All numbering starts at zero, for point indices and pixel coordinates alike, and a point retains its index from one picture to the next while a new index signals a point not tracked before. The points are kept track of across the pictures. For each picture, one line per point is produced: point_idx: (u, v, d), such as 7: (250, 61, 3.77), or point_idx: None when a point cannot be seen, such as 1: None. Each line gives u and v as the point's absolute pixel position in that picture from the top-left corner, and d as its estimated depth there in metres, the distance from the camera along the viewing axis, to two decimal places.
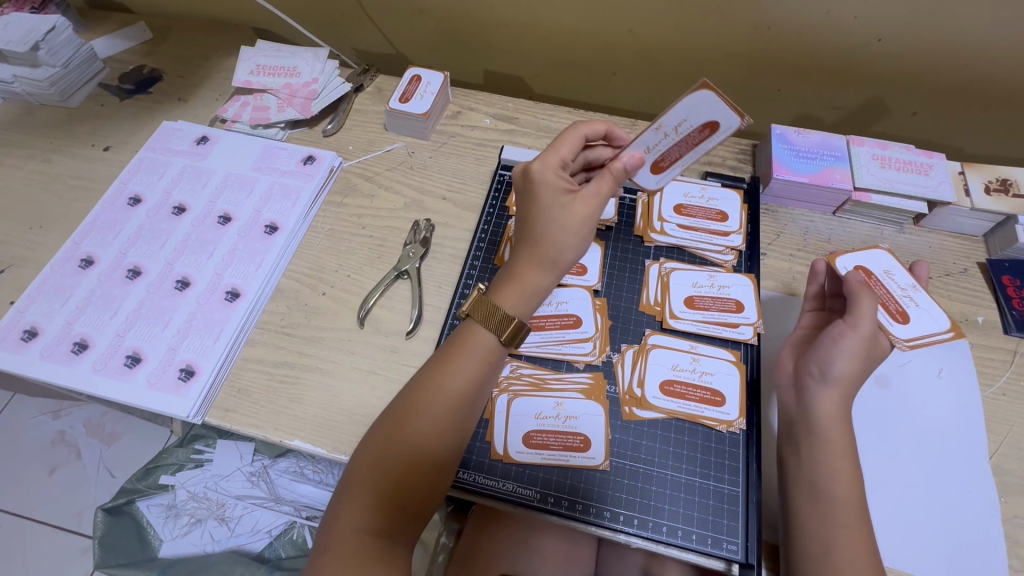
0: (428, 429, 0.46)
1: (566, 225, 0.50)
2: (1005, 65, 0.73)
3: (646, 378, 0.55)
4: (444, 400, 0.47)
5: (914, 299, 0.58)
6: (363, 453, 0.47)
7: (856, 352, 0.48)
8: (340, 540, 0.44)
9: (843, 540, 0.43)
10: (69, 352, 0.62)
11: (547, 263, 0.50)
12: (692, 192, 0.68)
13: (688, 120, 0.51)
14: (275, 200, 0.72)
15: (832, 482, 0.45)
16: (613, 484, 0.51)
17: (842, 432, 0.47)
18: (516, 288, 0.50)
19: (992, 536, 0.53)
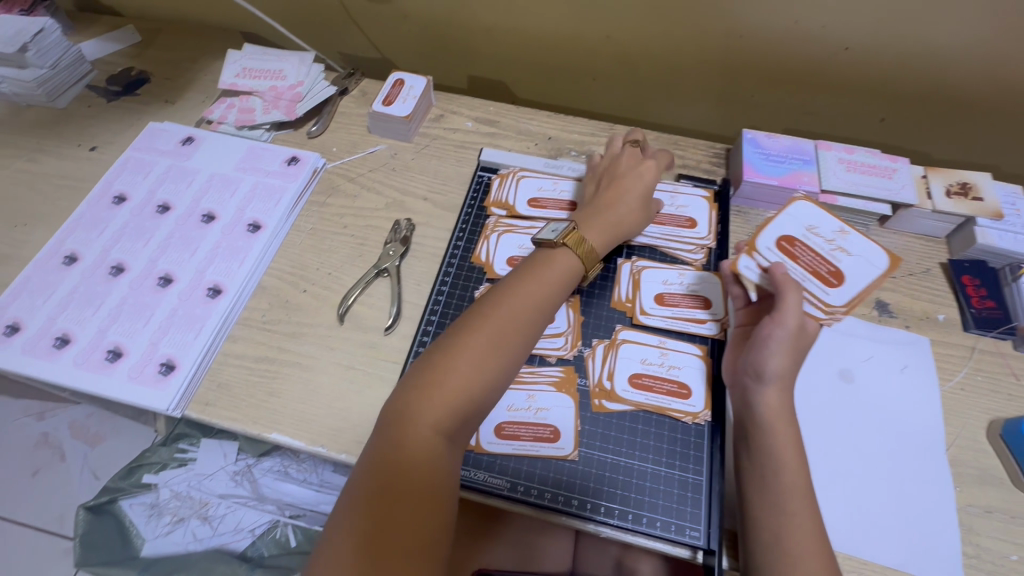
0: (479, 361, 0.49)
1: (642, 201, 0.63)
2: (965, 73, 0.76)
3: (615, 371, 0.57)
4: (495, 335, 0.51)
5: (844, 249, 0.53)
6: (410, 383, 0.48)
7: (785, 348, 0.50)
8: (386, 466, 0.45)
9: (793, 526, 0.45)
10: (51, 346, 0.63)
11: (616, 221, 0.61)
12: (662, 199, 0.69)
13: (688, 207, 0.69)
14: (258, 200, 0.74)
15: (784, 470, 0.47)
16: (581, 474, 0.53)
17: (786, 423, 0.49)
18: (607, 230, 0.60)
19: (947, 523, 0.55)
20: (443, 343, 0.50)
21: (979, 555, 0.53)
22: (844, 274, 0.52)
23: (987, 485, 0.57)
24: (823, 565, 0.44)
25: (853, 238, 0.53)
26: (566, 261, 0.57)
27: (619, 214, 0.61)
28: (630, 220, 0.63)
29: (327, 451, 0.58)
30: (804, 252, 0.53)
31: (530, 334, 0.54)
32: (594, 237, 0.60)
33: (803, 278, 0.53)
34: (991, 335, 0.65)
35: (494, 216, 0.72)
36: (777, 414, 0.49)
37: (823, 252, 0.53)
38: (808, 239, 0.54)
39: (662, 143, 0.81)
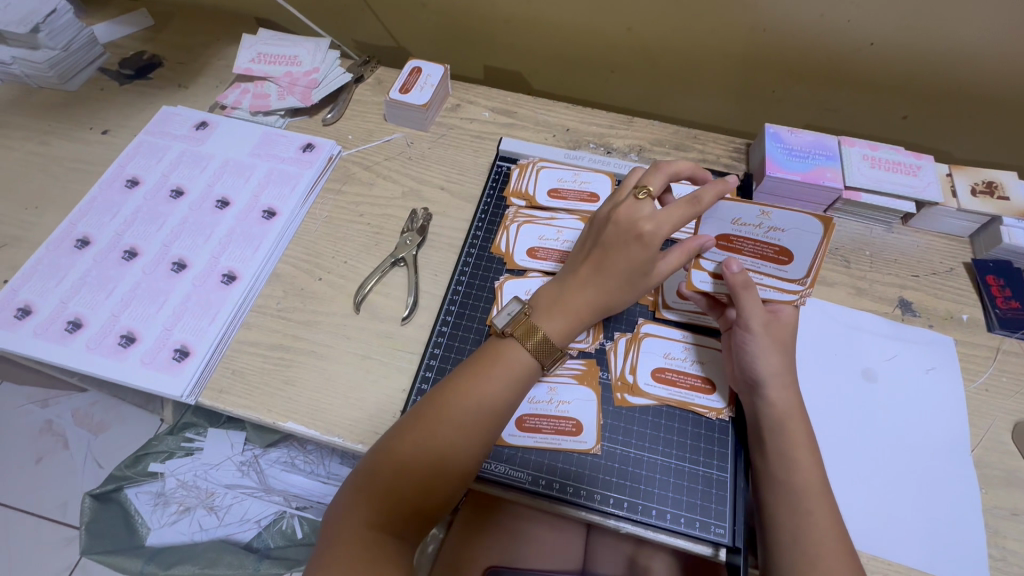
0: (455, 433, 0.47)
1: (631, 275, 0.52)
2: (992, 71, 0.75)
3: (638, 365, 0.56)
4: (472, 407, 0.48)
5: (776, 230, 0.49)
6: (384, 447, 0.47)
7: (766, 351, 0.50)
8: (344, 536, 0.44)
9: (813, 526, 0.44)
10: (63, 330, 0.62)
11: (596, 297, 0.53)
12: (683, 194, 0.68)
13: None
14: (273, 186, 0.73)
15: (805, 469, 0.46)
16: (604, 468, 0.52)
17: (797, 422, 0.48)
18: (565, 317, 0.52)
19: (972, 525, 0.54)
20: (419, 410, 0.48)
21: (1005, 557, 0.53)
22: (789, 250, 0.50)
23: (1013, 487, 0.56)
24: (848, 565, 0.43)
25: (780, 215, 0.48)
26: (517, 351, 0.51)
27: (595, 293, 0.52)
28: (616, 297, 0.53)
29: (343, 441, 0.57)
30: (743, 244, 0.51)
31: (508, 406, 0.49)
32: (552, 330, 0.52)
33: (755, 265, 0.52)
34: (1016, 335, 0.64)
35: (514, 207, 0.71)
36: (788, 413, 0.49)
37: (760, 238, 0.50)
38: (739, 231, 0.51)
39: (682, 137, 0.80)
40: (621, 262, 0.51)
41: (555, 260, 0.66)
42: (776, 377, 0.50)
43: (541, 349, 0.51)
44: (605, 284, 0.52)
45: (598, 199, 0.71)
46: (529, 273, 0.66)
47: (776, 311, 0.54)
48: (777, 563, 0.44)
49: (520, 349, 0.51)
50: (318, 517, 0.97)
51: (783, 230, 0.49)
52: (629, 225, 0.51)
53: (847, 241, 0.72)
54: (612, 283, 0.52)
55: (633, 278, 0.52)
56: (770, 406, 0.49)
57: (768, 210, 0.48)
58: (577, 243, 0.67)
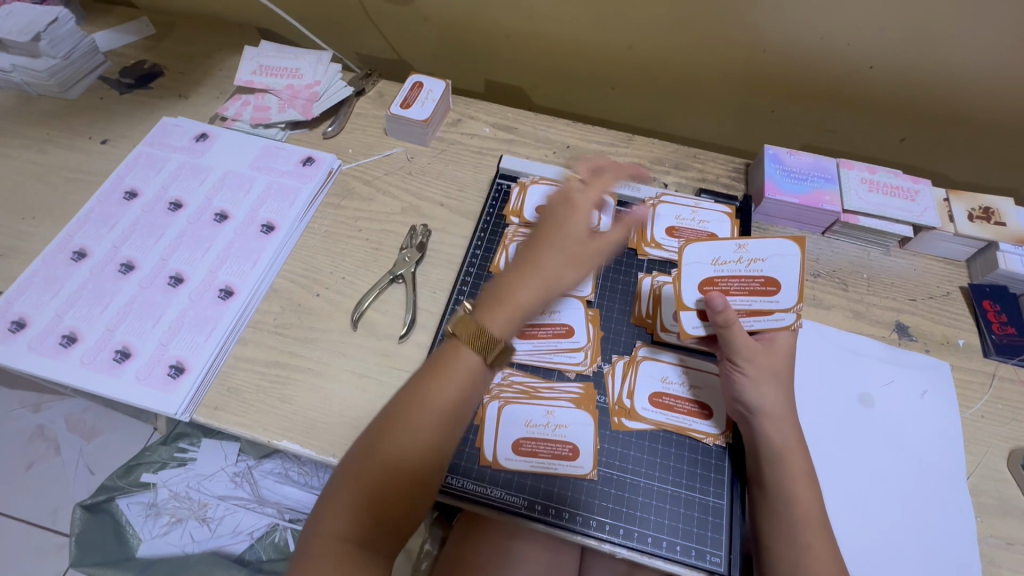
0: (431, 425, 0.47)
1: (571, 253, 0.51)
2: (989, 96, 0.76)
3: (635, 389, 0.56)
4: (436, 407, 0.47)
5: (756, 258, 0.51)
6: (364, 443, 0.47)
7: (759, 383, 0.50)
8: (321, 548, 0.43)
9: (810, 558, 0.45)
10: (57, 344, 0.61)
11: (542, 282, 0.50)
12: (682, 214, 0.68)
13: (709, 222, 0.68)
14: (272, 200, 0.73)
15: (798, 500, 0.47)
16: (600, 494, 0.52)
17: (797, 452, 0.49)
18: (506, 311, 0.48)
19: (967, 554, 0.54)
20: (397, 401, 0.48)
21: None
22: (774, 277, 0.51)
23: (1008, 516, 0.56)
24: None
25: (754, 245, 0.51)
26: (466, 351, 0.48)
27: (536, 274, 0.50)
28: (560, 280, 0.50)
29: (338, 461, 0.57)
30: (729, 283, 0.51)
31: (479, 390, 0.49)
32: (496, 324, 0.47)
33: (746, 302, 0.51)
34: (1012, 362, 0.65)
35: (513, 225, 0.71)
36: (785, 444, 0.49)
37: (743, 273, 0.51)
38: (721, 272, 0.51)
39: (682, 156, 0.81)
40: (561, 241, 0.51)
41: None
42: (772, 411, 0.50)
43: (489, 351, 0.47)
44: (550, 268, 0.50)
45: None
46: None
47: (772, 338, 0.53)
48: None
49: (468, 348, 0.48)
50: None
51: (764, 259, 0.50)
52: (564, 199, 0.54)
53: (846, 263, 0.72)
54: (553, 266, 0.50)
55: (575, 257, 0.51)
56: (769, 436, 0.49)
57: (744, 243, 0.51)
58: None
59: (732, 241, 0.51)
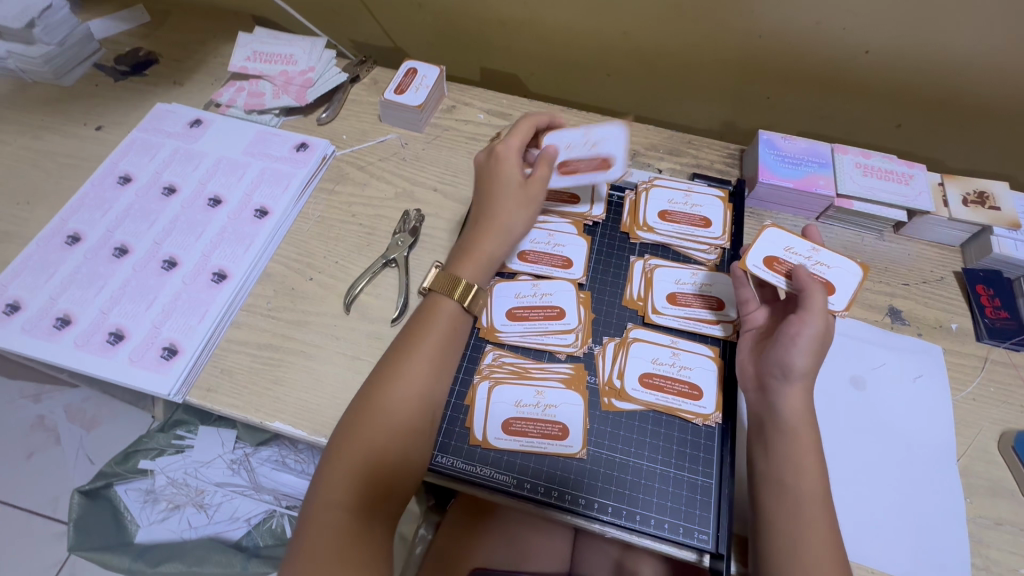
0: (419, 370, 0.51)
1: (515, 202, 0.59)
2: (985, 81, 0.75)
3: (626, 370, 0.56)
4: (421, 359, 0.52)
5: (822, 263, 0.58)
6: (357, 401, 0.50)
7: (812, 346, 0.49)
8: (319, 518, 0.45)
9: (811, 532, 0.44)
10: (52, 327, 0.61)
11: (496, 232, 0.59)
12: (674, 198, 0.68)
13: (702, 207, 0.67)
14: (266, 186, 0.73)
15: (786, 479, 0.47)
16: (589, 472, 0.52)
17: (810, 425, 0.48)
18: (472, 262, 0.57)
19: (956, 535, 0.54)
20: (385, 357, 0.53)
21: (988, 567, 0.53)
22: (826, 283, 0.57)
23: (998, 496, 0.56)
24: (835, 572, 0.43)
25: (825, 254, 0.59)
26: (442, 302, 0.55)
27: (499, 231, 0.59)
28: (512, 226, 0.59)
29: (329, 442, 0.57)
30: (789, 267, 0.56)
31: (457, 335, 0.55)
32: (467, 273, 0.57)
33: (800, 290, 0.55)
34: (1005, 346, 0.65)
35: None
36: (790, 420, 0.48)
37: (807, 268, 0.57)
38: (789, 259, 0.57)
39: (676, 142, 0.80)
40: (501, 192, 0.59)
41: (547, 264, 0.63)
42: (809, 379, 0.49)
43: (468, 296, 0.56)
44: (499, 216, 0.59)
45: (579, 199, 0.68)
46: (519, 276, 0.63)
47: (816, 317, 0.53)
48: (773, 567, 0.44)
49: (445, 299, 0.55)
50: None
51: (826, 265, 0.57)
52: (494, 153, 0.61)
53: (840, 248, 0.72)
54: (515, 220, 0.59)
55: (519, 203, 0.59)
56: (788, 405, 0.48)
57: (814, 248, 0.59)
58: (567, 247, 0.65)
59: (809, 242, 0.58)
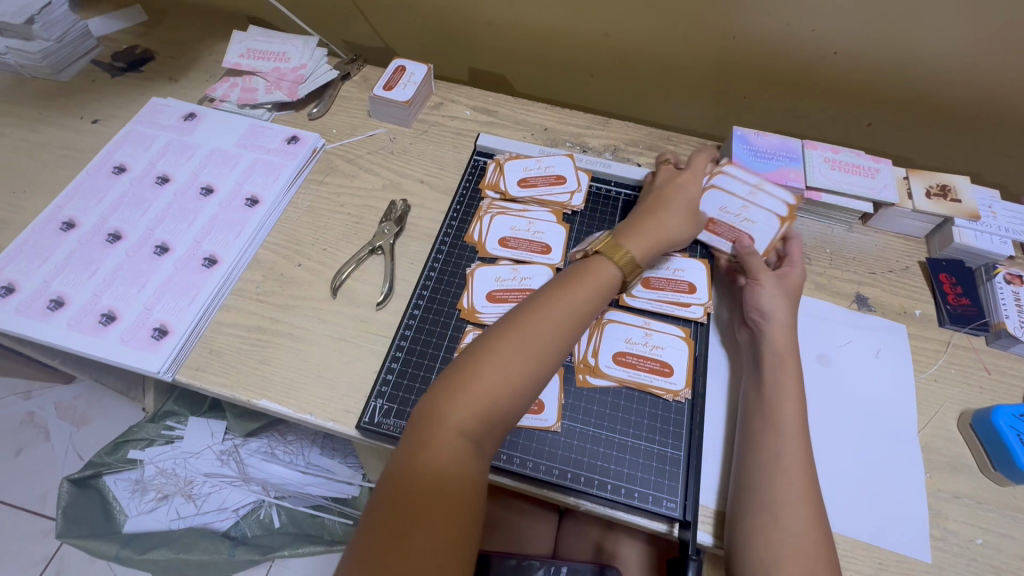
0: (552, 330, 0.51)
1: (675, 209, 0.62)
2: (948, 81, 0.79)
3: (600, 349, 0.59)
4: (559, 320, 0.52)
5: (679, 268, 0.65)
6: (484, 342, 0.50)
7: (773, 294, 0.59)
8: (433, 445, 0.45)
9: (789, 448, 0.50)
10: (45, 308, 0.63)
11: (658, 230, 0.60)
12: (729, 207, 0.64)
13: None
14: (257, 175, 0.75)
15: (770, 400, 0.53)
16: (562, 445, 0.54)
17: (792, 355, 0.55)
18: (646, 242, 0.59)
19: (917, 507, 0.56)
20: (519, 311, 0.52)
21: (946, 537, 0.55)
22: (689, 281, 0.64)
23: (956, 472, 0.59)
24: (806, 485, 0.48)
25: (678, 259, 0.66)
26: (604, 271, 0.56)
27: (658, 224, 0.60)
28: (672, 230, 0.61)
29: (315, 419, 0.59)
30: (661, 283, 0.64)
31: (596, 310, 0.54)
32: (638, 248, 0.58)
33: (671, 300, 0.63)
34: (965, 330, 0.67)
35: (488, 199, 0.74)
36: (781, 348, 0.56)
37: (671, 278, 0.64)
38: (656, 274, 0.65)
39: (656, 138, 0.83)
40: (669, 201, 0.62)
41: (526, 250, 0.69)
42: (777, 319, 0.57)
43: (626, 266, 0.57)
44: (666, 221, 0.61)
45: (565, 181, 0.74)
46: (500, 262, 0.68)
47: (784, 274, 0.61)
48: (754, 480, 0.49)
49: (609, 264, 0.56)
50: (295, 506, 1.00)
51: (684, 269, 0.65)
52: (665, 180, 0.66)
53: (811, 239, 0.75)
54: (678, 218, 0.61)
55: (683, 213, 0.62)
56: (774, 334, 0.57)
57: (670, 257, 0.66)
58: (547, 235, 0.70)
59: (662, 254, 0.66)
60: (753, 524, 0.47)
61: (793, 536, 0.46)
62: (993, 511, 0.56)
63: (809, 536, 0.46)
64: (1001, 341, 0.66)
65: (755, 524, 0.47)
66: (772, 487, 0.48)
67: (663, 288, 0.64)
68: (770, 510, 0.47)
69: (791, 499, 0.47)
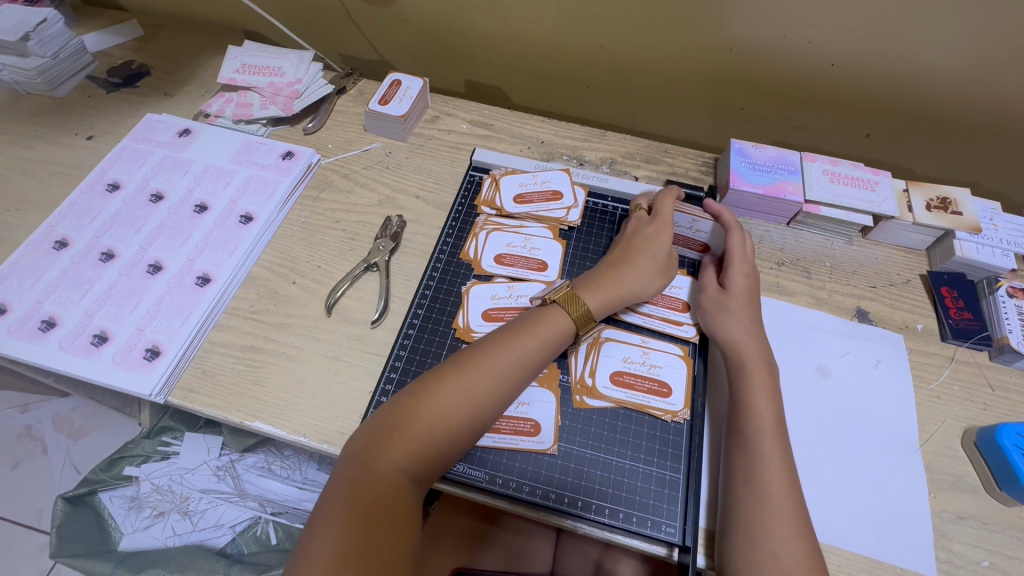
0: (497, 372, 0.52)
1: (638, 263, 0.61)
2: (946, 91, 0.78)
3: (597, 368, 0.58)
4: (504, 363, 0.52)
5: (675, 286, 0.65)
6: (428, 382, 0.51)
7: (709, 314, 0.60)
8: (367, 481, 0.45)
9: (765, 462, 0.49)
10: (37, 329, 0.63)
11: (616, 284, 0.59)
12: (680, 222, 0.65)
13: None
14: (252, 192, 0.75)
15: (748, 413, 0.52)
16: (559, 468, 0.53)
17: (765, 365, 0.55)
18: (602, 297, 0.58)
19: (923, 529, 0.55)
20: (467, 352, 0.53)
21: (952, 560, 0.54)
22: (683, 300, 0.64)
23: (961, 491, 0.57)
24: (788, 501, 0.47)
25: (675, 277, 0.65)
26: (557, 322, 0.56)
27: (618, 277, 0.59)
28: (633, 284, 0.60)
29: (308, 441, 0.58)
30: (656, 298, 0.63)
31: (543, 354, 0.54)
32: (593, 303, 0.58)
33: (665, 316, 0.62)
34: (968, 345, 0.67)
35: (484, 215, 0.73)
36: (752, 358, 0.55)
37: (666, 294, 0.64)
38: None
39: (653, 150, 0.83)
40: (634, 253, 0.61)
41: (523, 267, 0.68)
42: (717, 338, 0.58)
43: (580, 319, 0.56)
44: (628, 274, 0.60)
45: (561, 197, 0.74)
46: (496, 279, 0.68)
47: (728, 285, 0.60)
48: (736, 497, 0.48)
49: (561, 319, 0.56)
50: (292, 523, 0.98)
51: (679, 288, 0.65)
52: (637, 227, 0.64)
53: (810, 253, 0.75)
54: (642, 270, 0.60)
55: (648, 265, 0.61)
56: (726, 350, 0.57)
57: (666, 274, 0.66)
58: (543, 251, 0.69)
59: None
60: (737, 543, 0.47)
61: (772, 553, 0.45)
62: (1000, 532, 0.55)
63: (790, 554, 0.45)
64: (1004, 356, 0.65)
65: (735, 543, 0.47)
66: (748, 503, 0.48)
67: (656, 304, 0.63)
68: (748, 528, 0.47)
69: (768, 516, 0.46)
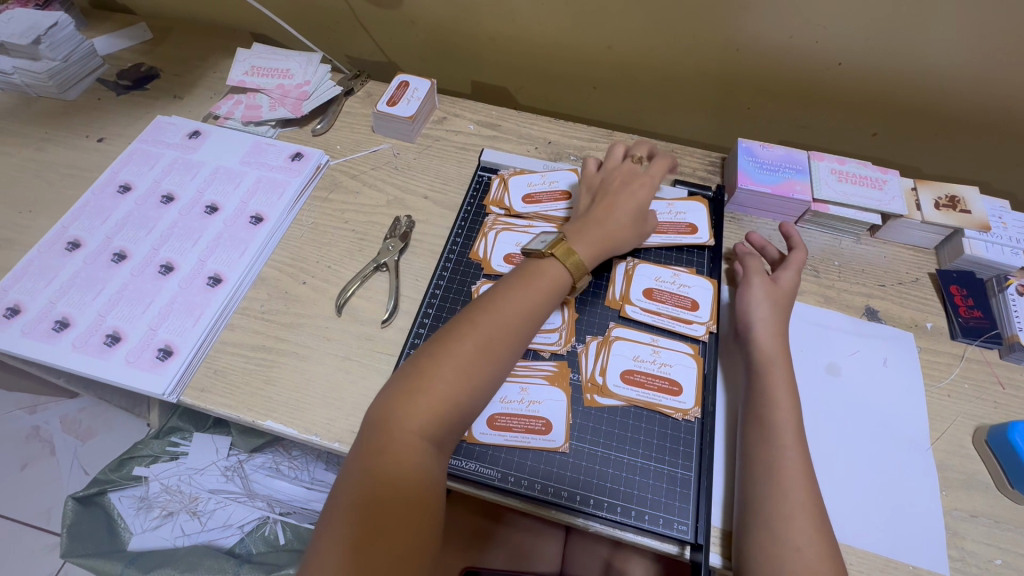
0: (507, 330, 0.53)
1: (626, 214, 0.63)
2: (954, 90, 0.78)
3: (608, 367, 0.58)
4: (515, 319, 0.53)
5: (685, 284, 0.65)
6: (446, 341, 0.51)
7: (762, 301, 0.60)
8: (393, 449, 0.45)
9: (784, 459, 0.49)
10: (50, 329, 0.63)
11: (607, 238, 0.61)
12: (658, 209, 0.71)
13: (686, 211, 0.71)
14: (261, 194, 0.75)
15: (765, 410, 0.52)
16: (571, 466, 0.54)
17: (781, 364, 0.55)
18: (593, 249, 0.60)
19: (934, 527, 0.55)
20: (478, 311, 0.53)
21: (964, 558, 0.54)
22: (693, 298, 0.64)
23: (973, 490, 0.57)
24: (807, 497, 0.47)
25: (685, 276, 0.65)
26: (555, 272, 0.57)
27: (608, 228, 0.61)
28: (620, 237, 0.62)
29: (320, 440, 0.58)
30: (664, 296, 0.64)
31: (547, 306, 0.56)
32: (585, 255, 0.60)
33: (673, 312, 0.63)
34: (978, 343, 0.67)
35: (493, 215, 0.74)
36: (769, 357, 0.56)
37: (675, 292, 0.64)
38: (660, 287, 0.64)
39: (660, 150, 0.83)
40: (623, 204, 0.63)
41: None
42: (765, 325, 0.58)
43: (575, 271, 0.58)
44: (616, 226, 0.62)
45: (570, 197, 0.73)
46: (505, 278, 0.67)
47: (777, 278, 0.64)
48: (755, 494, 0.49)
49: (558, 270, 0.58)
50: (301, 523, 0.98)
51: (689, 286, 0.64)
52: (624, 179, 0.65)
53: (819, 251, 0.75)
54: (629, 223, 0.63)
55: (635, 218, 0.63)
56: (766, 339, 0.57)
57: (677, 273, 0.65)
58: None
59: (669, 269, 0.66)
60: (757, 540, 0.47)
61: (793, 550, 0.45)
62: (1013, 531, 0.55)
63: (812, 548, 0.45)
64: (1015, 355, 0.65)
65: (754, 539, 0.47)
66: (766, 499, 0.48)
67: (665, 301, 0.63)
68: (767, 523, 0.47)
69: (790, 510, 0.47)
